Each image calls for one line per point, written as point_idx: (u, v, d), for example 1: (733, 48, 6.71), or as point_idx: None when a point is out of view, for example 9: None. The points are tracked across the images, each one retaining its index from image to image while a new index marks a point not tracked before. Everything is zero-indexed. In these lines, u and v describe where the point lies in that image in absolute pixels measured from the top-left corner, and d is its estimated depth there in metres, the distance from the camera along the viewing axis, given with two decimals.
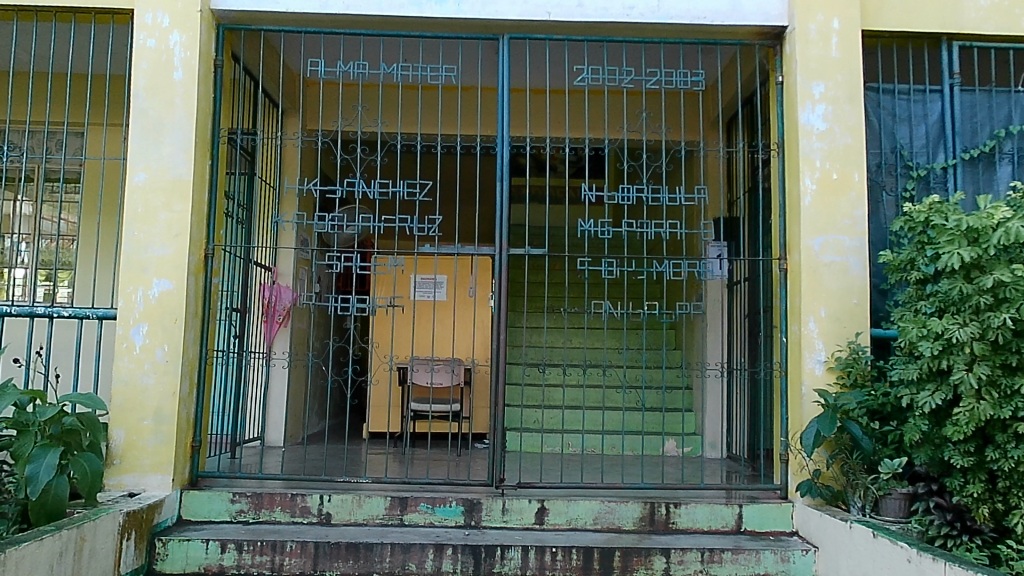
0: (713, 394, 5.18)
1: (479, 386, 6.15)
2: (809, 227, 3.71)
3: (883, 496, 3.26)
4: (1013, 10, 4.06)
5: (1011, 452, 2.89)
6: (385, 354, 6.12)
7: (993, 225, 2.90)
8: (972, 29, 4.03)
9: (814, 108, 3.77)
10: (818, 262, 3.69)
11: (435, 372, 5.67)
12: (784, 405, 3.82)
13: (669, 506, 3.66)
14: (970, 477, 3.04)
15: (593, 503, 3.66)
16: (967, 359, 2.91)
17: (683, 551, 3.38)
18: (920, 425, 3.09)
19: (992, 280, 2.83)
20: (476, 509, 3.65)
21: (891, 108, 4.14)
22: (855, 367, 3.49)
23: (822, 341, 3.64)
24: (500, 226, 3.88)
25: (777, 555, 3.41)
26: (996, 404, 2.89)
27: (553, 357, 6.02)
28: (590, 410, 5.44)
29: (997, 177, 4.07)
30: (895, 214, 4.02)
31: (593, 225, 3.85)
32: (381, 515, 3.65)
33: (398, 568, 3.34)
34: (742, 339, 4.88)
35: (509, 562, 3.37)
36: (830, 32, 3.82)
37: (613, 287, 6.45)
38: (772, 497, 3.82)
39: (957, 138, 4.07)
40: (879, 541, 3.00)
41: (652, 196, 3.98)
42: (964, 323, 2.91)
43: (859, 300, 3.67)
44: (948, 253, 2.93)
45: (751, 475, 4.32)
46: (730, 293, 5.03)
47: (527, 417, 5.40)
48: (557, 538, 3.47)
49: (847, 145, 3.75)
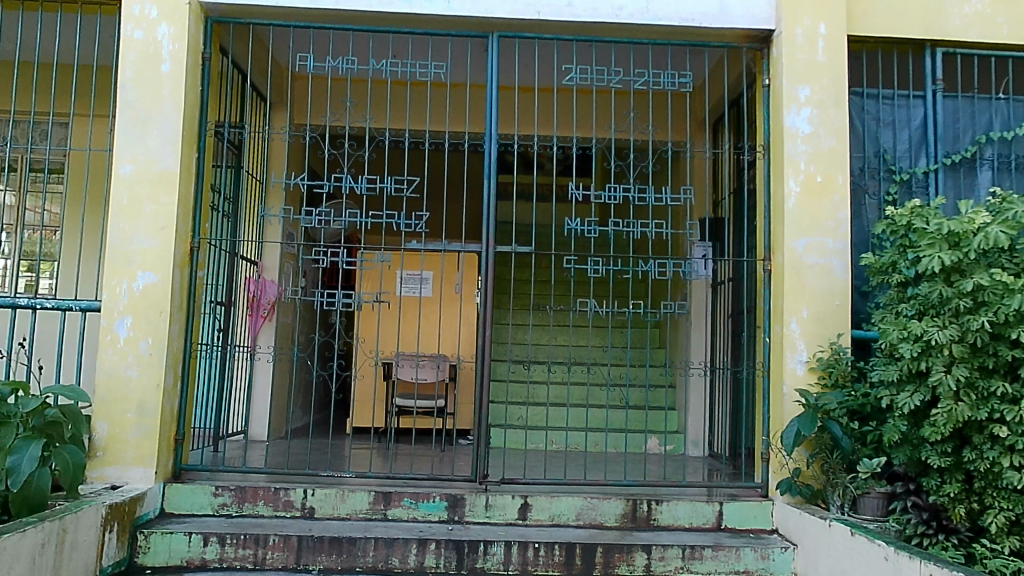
0: (696, 392, 5.20)
1: (464, 383, 6.19)
2: (792, 229, 3.76)
3: (861, 495, 3.35)
4: (996, 18, 4.10)
5: (987, 453, 2.92)
6: (371, 349, 6.17)
7: (973, 230, 2.95)
8: (956, 36, 4.08)
9: (800, 111, 3.81)
10: (802, 263, 3.73)
11: (420, 368, 5.70)
12: (766, 405, 3.86)
13: (651, 503, 3.70)
14: (947, 477, 3.09)
15: (576, 499, 3.70)
16: (945, 361, 2.96)
17: (665, 548, 3.42)
18: (899, 426, 3.13)
19: (973, 283, 2.88)
20: (459, 504, 3.68)
21: (875, 112, 4.18)
22: (836, 368, 3.54)
23: (804, 341, 3.69)
24: (488, 222, 3.91)
25: (757, 552, 3.45)
26: (974, 405, 2.92)
27: (538, 354, 6.08)
28: (573, 408, 5.47)
29: (978, 182, 4.13)
30: (877, 218, 4.07)
31: (579, 223, 3.87)
32: (364, 510, 3.67)
33: (381, 562, 3.36)
34: (726, 339, 4.89)
35: (492, 558, 3.39)
36: (816, 36, 3.86)
37: (598, 285, 6.53)
38: (752, 495, 3.87)
39: (938, 144, 4.13)
40: (857, 539, 3.05)
41: (639, 195, 3.99)
42: (944, 326, 2.96)
43: (842, 302, 3.72)
44: (928, 256, 2.98)
45: (732, 473, 4.36)
46: (714, 292, 5.04)
47: (510, 414, 5.48)
48: (540, 534, 3.50)
49: (831, 147, 3.79)
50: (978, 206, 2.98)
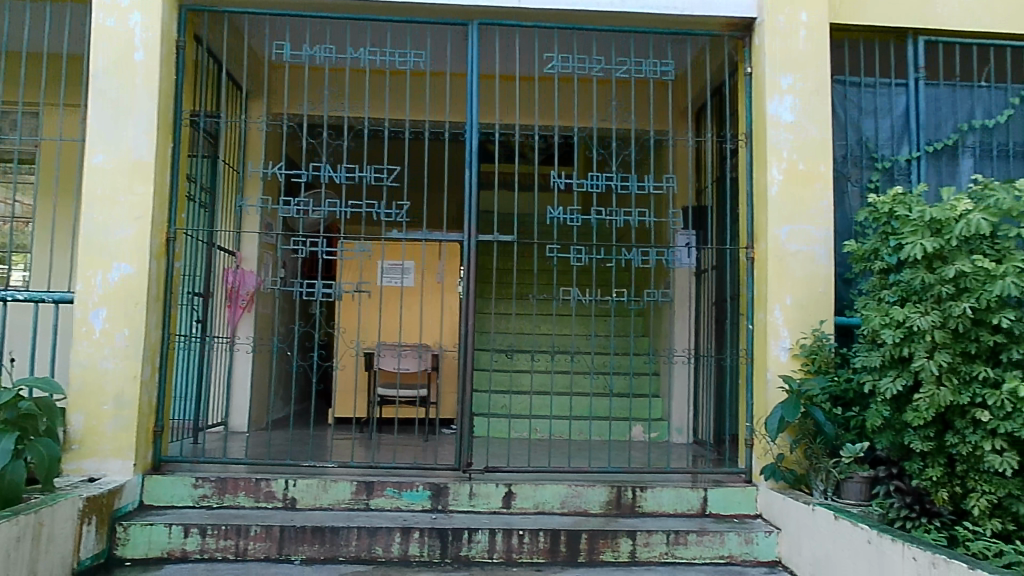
0: (679, 379, 5.24)
1: (447, 372, 6.18)
2: (776, 216, 3.78)
3: (844, 479, 3.38)
4: (977, 6, 4.15)
5: (969, 437, 2.96)
6: (352, 339, 6.15)
7: (955, 217, 2.97)
8: (938, 24, 4.11)
9: (783, 99, 3.83)
10: (785, 251, 3.76)
11: (402, 357, 5.62)
12: (750, 391, 3.90)
13: (636, 490, 3.72)
14: (930, 461, 3.13)
15: (561, 487, 3.71)
16: (927, 347, 2.99)
17: (650, 534, 3.45)
18: (881, 411, 3.19)
19: (955, 270, 2.92)
20: (443, 494, 3.67)
21: (857, 100, 4.20)
22: (819, 354, 3.56)
23: (788, 328, 3.73)
24: (470, 212, 3.90)
25: (741, 537, 3.50)
26: (956, 389, 2.96)
27: (521, 343, 6.08)
28: (557, 396, 5.48)
29: (960, 169, 4.18)
30: (860, 206, 4.09)
31: (562, 212, 3.88)
32: (347, 500, 3.66)
33: (364, 551, 3.36)
34: (709, 327, 4.92)
35: (476, 545, 3.40)
36: (797, 25, 3.87)
37: (582, 274, 6.56)
38: (736, 480, 3.90)
39: (921, 132, 4.16)
40: (840, 523, 3.09)
41: (623, 182, 4.00)
42: (926, 312, 3.00)
43: (826, 288, 3.75)
44: (911, 244, 3.02)
45: (715, 459, 4.41)
46: (698, 280, 5.05)
47: (493, 403, 5.49)
48: (524, 522, 3.52)
49: (813, 136, 3.82)
50: (960, 194, 3.00)
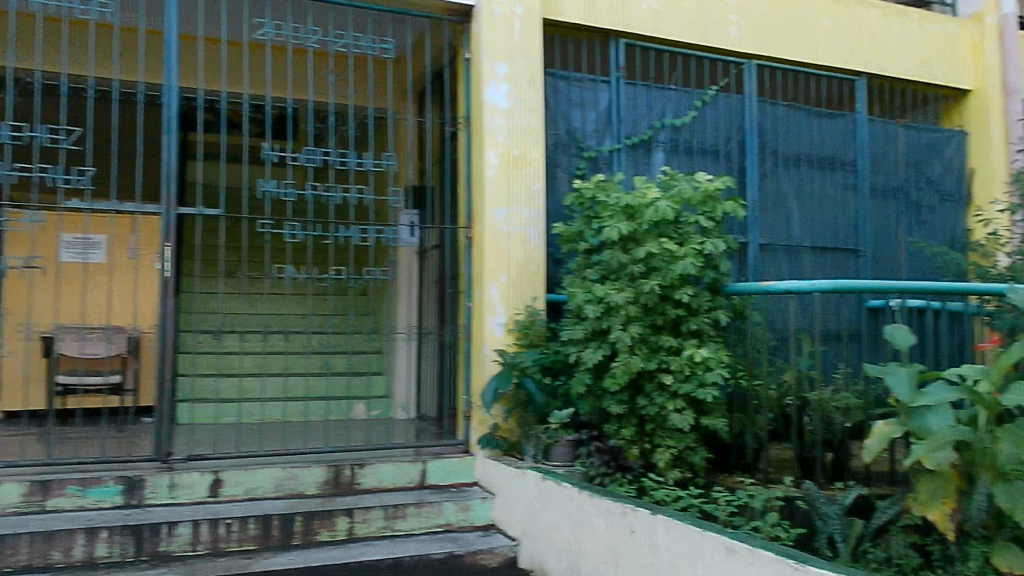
0: (401, 354, 5.06)
1: (145, 357, 5.51)
2: (492, 198, 3.97)
3: (553, 443, 3.64)
4: (668, 16, 4.74)
5: (656, 399, 3.34)
6: (22, 321, 5.40)
7: (646, 204, 3.36)
8: (638, 27, 4.65)
9: (498, 86, 4.02)
10: (500, 232, 3.97)
11: (87, 341, 5.03)
12: (468, 366, 4.09)
13: (354, 468, 3.72)
14: (624, 422, 3.47)
15: (274, 470, 3.61)
16: (623, 320, 3.33)
17: (367, 510, 3.48)
18: (584, 379, 3.49)
19: (646, 251, 3.28)
20: (137, 487, 3.40)
21: (567, 93, 4.50)
22: (531, 329, 3.85)
23: (503, 305, 3.94)
24: (167, 181, 3.66)
25: (458, 505, 3.67)
26: (645, 357, 3.32)
27: (232, 323, 5.70)
28: (271, 378, 5.28)
29: (653, 162, 4.66)
30: (567, 191, 4.43)
31: (276, 185, 3.82)
32: (16, 504, 3.24)
33: (38, 558, 3.02)
34: (432, 305, 4.94)
35: (176, 539, 3.19)
36: (512, 16, 4.10)
37: (298, 252, 6.30)
38: (455, 451, 4.05)
39: (621, 126, 4.57)
40: (547, 484, 3.36)
41: (340, 159, 4.13)
42: (621, 289, 3.34)
43: (536, 268, 4.04)
44: (610, 227, 3.36)
45: (436, 433, 4.44)
46: (420, 260, 5.08)
47: (200, 387, 5.14)
48: (233, 509, 3.37)
49: (525, 124, 4.07)
50: (649, 183, 3.40)
